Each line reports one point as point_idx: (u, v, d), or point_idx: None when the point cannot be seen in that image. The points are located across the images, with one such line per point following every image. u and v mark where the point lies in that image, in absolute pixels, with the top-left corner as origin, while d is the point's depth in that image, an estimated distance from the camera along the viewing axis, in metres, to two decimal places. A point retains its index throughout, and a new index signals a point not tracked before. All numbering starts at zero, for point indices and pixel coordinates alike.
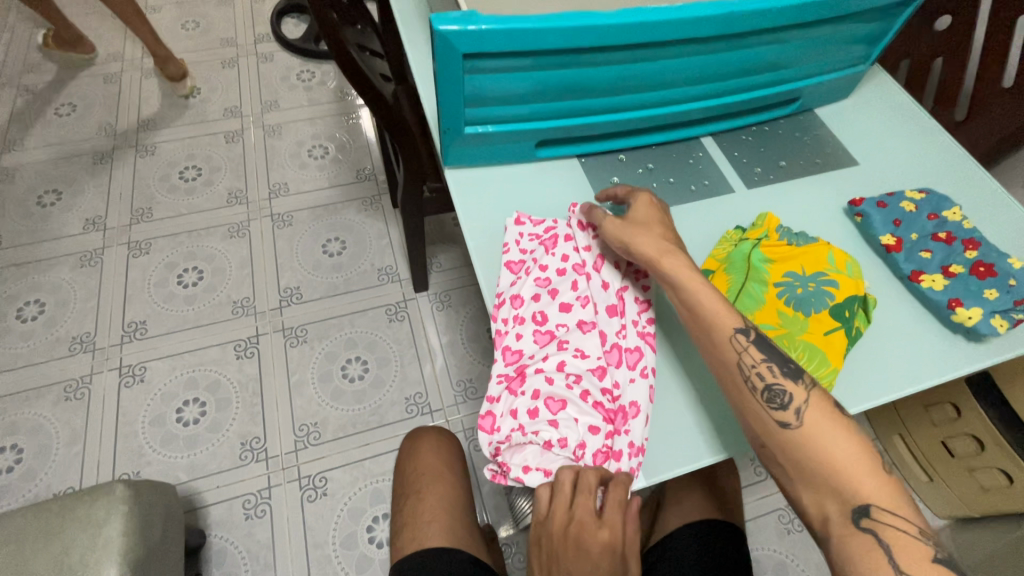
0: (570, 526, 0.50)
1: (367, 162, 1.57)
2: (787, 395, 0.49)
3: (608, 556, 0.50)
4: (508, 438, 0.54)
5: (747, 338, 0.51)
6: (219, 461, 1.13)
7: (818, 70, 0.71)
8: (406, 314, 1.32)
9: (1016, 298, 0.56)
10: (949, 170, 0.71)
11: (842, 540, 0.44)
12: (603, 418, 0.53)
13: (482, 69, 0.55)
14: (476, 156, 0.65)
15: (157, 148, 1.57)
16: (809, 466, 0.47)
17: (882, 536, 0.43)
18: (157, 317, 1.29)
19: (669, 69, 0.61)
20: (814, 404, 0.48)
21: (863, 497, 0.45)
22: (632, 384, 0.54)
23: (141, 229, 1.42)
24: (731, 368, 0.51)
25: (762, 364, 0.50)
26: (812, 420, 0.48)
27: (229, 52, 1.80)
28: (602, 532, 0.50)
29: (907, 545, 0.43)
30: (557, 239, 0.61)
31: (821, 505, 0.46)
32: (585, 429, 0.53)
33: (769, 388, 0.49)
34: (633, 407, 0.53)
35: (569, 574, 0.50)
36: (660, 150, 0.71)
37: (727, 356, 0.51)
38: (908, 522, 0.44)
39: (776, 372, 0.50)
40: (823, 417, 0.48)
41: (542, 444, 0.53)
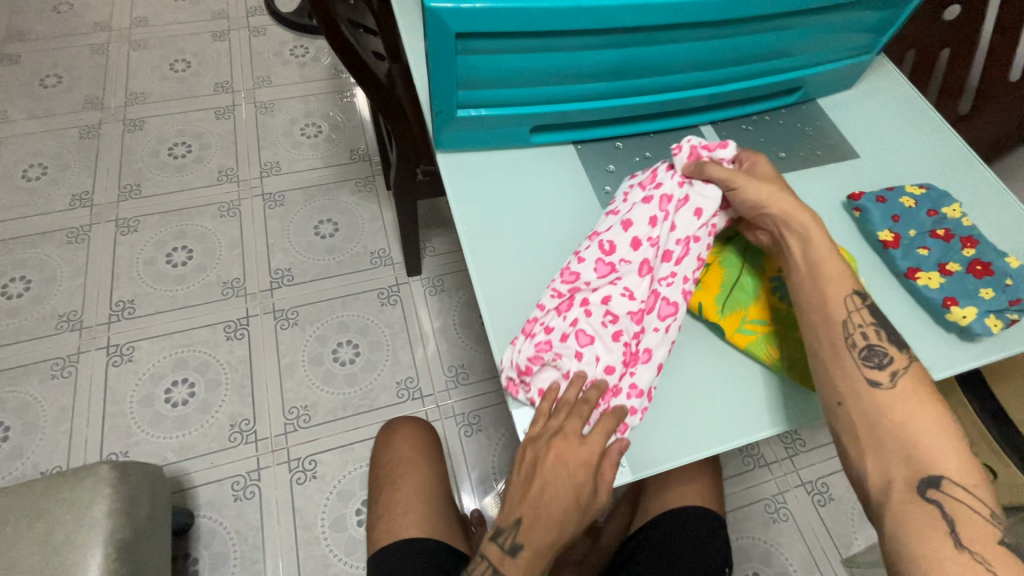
0: (552, 445, 0.50)
1: (361, 142, 1.54)
2: (887, 357, 0.51)
3: (581, 468, 0.49)
4: (530, 348, 0.52)
5: (862, 301, 0.52)
6: (208, 442, 1.13)
7: (823, 59, 0.69)
8: (399, 298, 1.31)
9: (1011, 298, 0.56)
10: (950, 166, 0.70)
11: (904, 510, 0.46)
12: (624, 360, 0.52)
13: (475, 50, 0.53)
14: (469, 140, 0.64)
15: (146, 123, 1.53)
16: (888, 433, 0.48)
17: (949, 509, 0.45)
18: (145, 296, 1.27)
19: (668, 54, 0.59)
20: (910, 374, 0.50)
21: (940, 469, 0.46)
22: (656, 337, 0.53)
23: (129, 206, 1.39)
24: (836, 326, 0.51)
25: (869, 326, 0.51)
26: (903, 387, 0.50)
27: (221, 25, 1.75)
28: (581, 451, 0.49)
29: (974, 524, 0.45)
30: (655, 176, 0.58)
31: (893, 474, 0.48)
32: (602, 366, 0.52)
33: (871, 347, 0.51)
34: (647, 353, 0.52)
35: (544, 499, 0.50)
36: (658, 139, 0.69)
37: (836, 311, 0.51)
38: (981, 503, 0.46)
39: (882, 336, 0.51)
40: (915, 388, 0.50)
41: (560, 370, 0.52)
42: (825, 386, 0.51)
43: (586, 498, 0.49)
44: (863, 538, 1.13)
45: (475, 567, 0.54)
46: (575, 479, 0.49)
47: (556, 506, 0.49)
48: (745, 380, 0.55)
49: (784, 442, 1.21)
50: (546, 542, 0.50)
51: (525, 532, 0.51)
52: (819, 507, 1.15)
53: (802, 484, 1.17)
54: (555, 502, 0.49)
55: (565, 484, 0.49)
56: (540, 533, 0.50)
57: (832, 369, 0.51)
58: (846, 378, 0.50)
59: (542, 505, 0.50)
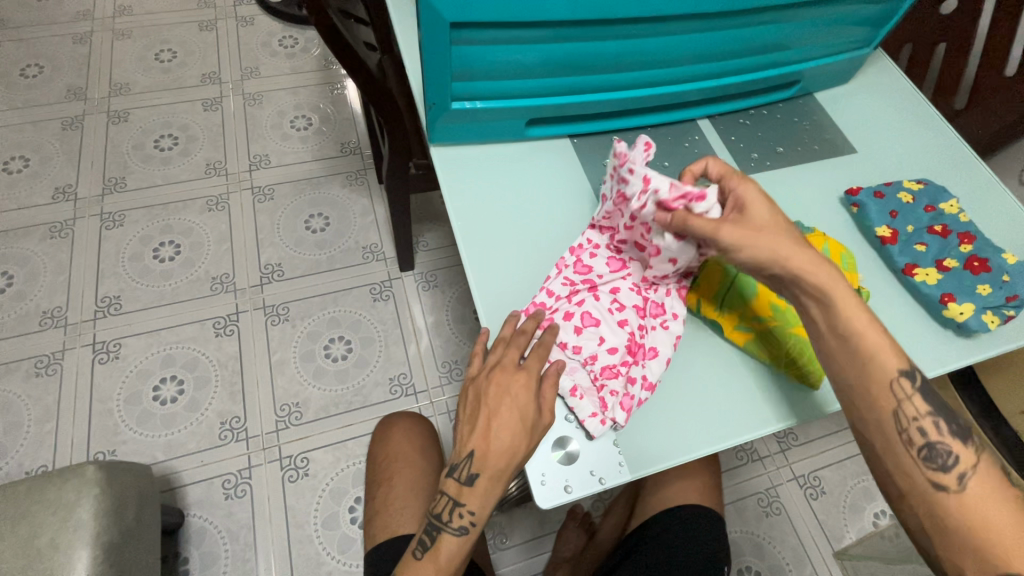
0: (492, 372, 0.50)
1: (352, 135, 1.52)
2: (950, 456, 0.47)
3: (523, 386, 0.49)
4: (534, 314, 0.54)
5: (913, 386, 0.49)
6: (198, 441, 1.11)
7: (821, 52, 0.68)
8: (391, 293, 1.30)
9: (1008, 294, 0.56)
10: (946, 161, 0.70)
11: None
12: (627, 348, 0.53)
13: (469, 39, 0.52)
14: (463, 133, 0.62)
15: (131, 114, 1.50)
16: (959, 533, 0.45)
17: None
18: (132, 292, 1.25)
19: (666, 46, 0.58)
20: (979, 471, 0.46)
21: None
22: (659, 333, 0.53)
23: (114, 199, 1.36)
24: (888, 417, 0.49)
25: (926, 418, 0.48)
26: (976, 488, 0.46)
27: (208, 14, 1.71)
28: (520, 373, 0.49)
29: None
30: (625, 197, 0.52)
31: None
32: (607, 347, 0.53)
33: (931, 446, 0.47)
34: (653, 349, 0.52)
35: (490, 422, 0.48)
36: (655, 133, 0.68)
37: (885, 401, 0.49)
38: None
39: (943, 429, 0.48)
40: (988, 487, 0.46)
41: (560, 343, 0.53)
42: (889, 480, 0.50)
43: (533, 417, 0.48)
44: (854, 531, 1.14)
45: (436, 505, 0.51)
46: (521, 399, 0.48)
47: (504, 429, 0.47)
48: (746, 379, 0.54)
49: (777, 436, 1.21)
50: (501, 468, 0.48)
51: (478, 459, 0.48)
52: (811, 500, 1.16)
53: (795, 478, 1.18)
54: (503, 425, 0.47)
55: (510, 406, 0.48)
56: (491, 458, 0.48)
57: (891, 463, 0.49)
58: (905, 472, 0.48)
59: (490, 429, 0.48)
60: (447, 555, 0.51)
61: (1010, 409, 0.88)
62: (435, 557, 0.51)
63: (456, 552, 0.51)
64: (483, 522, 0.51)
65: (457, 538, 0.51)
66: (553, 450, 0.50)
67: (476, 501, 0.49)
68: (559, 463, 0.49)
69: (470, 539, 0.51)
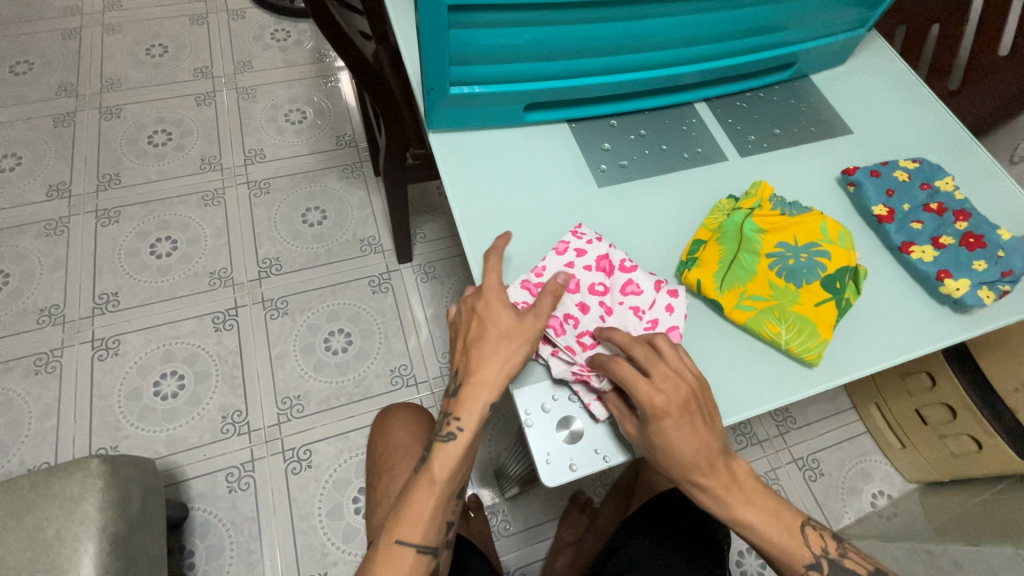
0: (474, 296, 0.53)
1: (347, 127, 1.51)
2: None
3: (503, 294, 0.51)
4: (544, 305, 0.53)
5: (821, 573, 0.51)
6: (200, 435, 1.11)
7: (815, 33, 0.68)
8: (390, 285, 1.30)
9: (1004, 269, 0.56)
10: (941, 140, 0.70)
11: None
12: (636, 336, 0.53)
13: (467, 23, 0.52)
14: (462, 119, 0.62)
15: (123, 110, 1.49)
16: None
17: None
18: (129, 288, 1.24)
19: (663, 27, 0.59)
20: None
21: None
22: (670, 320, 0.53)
23: (109, 196, 1.35)
24: None
25: None
26: None
27: (199, 8, 1.69)
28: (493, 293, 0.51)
29: None
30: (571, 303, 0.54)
31: None
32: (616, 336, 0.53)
33: None
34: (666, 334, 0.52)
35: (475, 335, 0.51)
36: (652, 116, 0.69)
37: None
38: None
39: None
40: None
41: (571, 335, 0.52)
42: None
43: (506, 326, 0.50)
44: (852, 511, 1.15)
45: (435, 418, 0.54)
46: (499, 310, 0.51)
47: (484, 335, 0.50)
48: (744, 359, 0.54)
49: (775, 420, 1.23)
50: (483, 370, 0.50)
51: (462, 367, 0.51)
52: (810, 482, 1.18)
53: (793, 461, 1.19)
54: (482, 332, 0.50)
55: (490, 314, 0.51)
56: (475, 362, 0.51)
57: None
58: None
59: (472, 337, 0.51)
60: (441, 467, 0.52)
61: (1005, 387, 0.93)
62: (432, 471, 0.52)
63: (451, 464, 0.52)
64: (471, 431, 0.51)
65: (451, 448, 0.52)
66: (558, 431, 0.50)
67: (464, 408, 0.51)
68: (564, 441, 0.50)
69: (465, 449, 0.52)
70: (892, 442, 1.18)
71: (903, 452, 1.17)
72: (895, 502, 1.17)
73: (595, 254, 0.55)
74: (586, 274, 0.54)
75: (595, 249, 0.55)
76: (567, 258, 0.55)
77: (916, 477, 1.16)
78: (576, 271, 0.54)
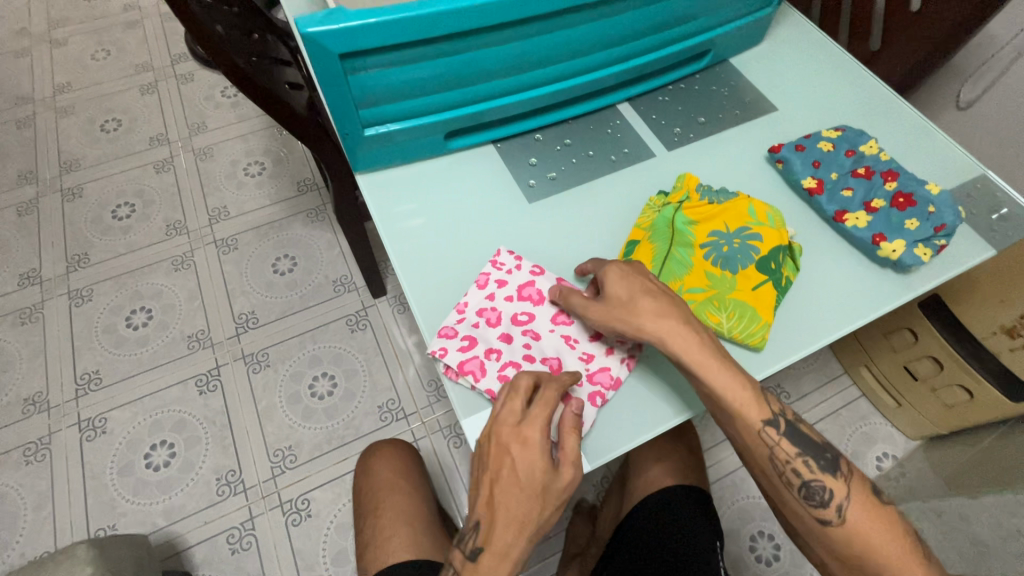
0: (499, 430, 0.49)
1: (306, 172, 1.52)
2: (827, 492, 0.49)
3: (541, 459, 0.48)
4: (462, 347, 0.53)
5: (779, 431, 0.51)
6: (196, 501, 1.11)
7: (725, 19, 0.69)
8: (368, 321, 1.30)
9: (936, 225, 0.56)
10: (866, 105, 0.71)
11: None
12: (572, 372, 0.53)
13: (365, 68, 0.52)
14: (384, 157, 0.63)
15: (84, 189, 1.50)
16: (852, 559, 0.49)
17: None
18: (109, 364, 1.24)
19: (566, 39, 0.59)
20: (857, 502, 0.49)
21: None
22: (602, 357, 0.54)
23: (80, 276, 1.36)
24: (766, 465, 0.51)
25: (797, 460, 0.50)
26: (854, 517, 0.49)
27: (147, 77, 1.72)
28: (527, 433, 0.48)
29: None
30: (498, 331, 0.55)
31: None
32: (547, 370, 0.53)
33: (807, 486, 0.50)
34: (601, 370, 0.53)
35: (502, 479, 0.48)
36: (577, 124, 0.69)
37: (760, 452, 0.51)
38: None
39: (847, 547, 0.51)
40: (868, 518, 0.49)
41: (499, 367, 0.52)
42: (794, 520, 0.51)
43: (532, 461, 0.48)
44: None
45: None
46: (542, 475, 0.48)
47: (512, 495, 0.48)
48: None
49: None
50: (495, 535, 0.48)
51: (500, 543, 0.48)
52: None
53: None
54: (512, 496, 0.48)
55: (520, 470, 0.48)
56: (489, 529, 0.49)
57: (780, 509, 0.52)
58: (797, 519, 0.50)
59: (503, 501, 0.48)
60: None
61: (983, 332, 0.94)
62: None
63: None
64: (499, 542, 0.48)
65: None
66: None
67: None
68: None
69: None
70: (889, 402, 1.17)
71: (900, 411, 1.16)
72: (901, 462, 1.16)
73: (518, 283, 0.56)
74: (508, 305, 0.56)
75: (519, 277, 0.57)
76: (489, 290, 0.56)
77: (917, 434, 1.16)
78: (497, 303, 0.56)
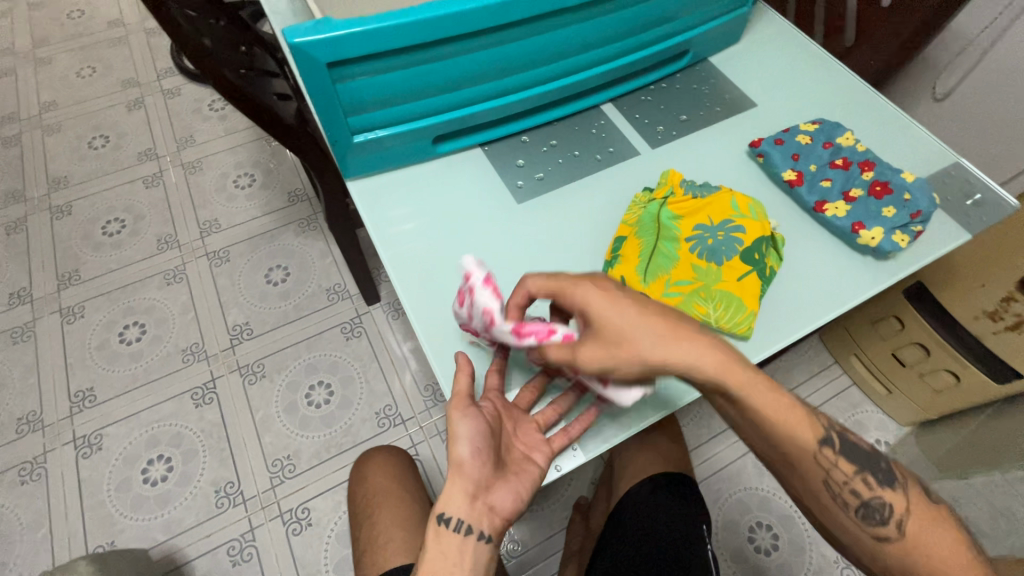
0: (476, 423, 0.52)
1: (296, 183, 1.53)
2: (886, 507, 0.50)
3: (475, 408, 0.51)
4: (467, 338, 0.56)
5: (833, 450, 0.51)
6: (195, 514, 1.10)
7: (702, 19, 0.71)
8: (363, 328, 1.31)
9: (912, 212, 0.58)
10: (843, 99, 0.73)
11: None
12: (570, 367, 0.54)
13: (352, 76, 0.53)
14: (373, 163, 0.64)
15: (73, 207, 1.50)
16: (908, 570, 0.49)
17: None
18: (104, 381, 1.24)
19: (547, 42, 0.60)
20: (914, 514, 0.50)
21: None
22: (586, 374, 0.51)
23: (71, 293, 1.36)
24: (821, 485, 0.51)
25: (854, 477, 0.51)
26: (913, 530, 0.49)
27: (134, 93, 1.72)
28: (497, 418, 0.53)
29: None
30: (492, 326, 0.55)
31: None
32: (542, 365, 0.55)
33: (867, 504, 0.50)
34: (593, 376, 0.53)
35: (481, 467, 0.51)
36: (562, 125, 0.70)
37: (817, 474, 0.51)
38: None
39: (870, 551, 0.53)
40: (923, 528, 0.49)
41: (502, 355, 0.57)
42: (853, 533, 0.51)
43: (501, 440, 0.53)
44: None
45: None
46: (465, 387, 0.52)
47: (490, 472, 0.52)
48: None
49: None
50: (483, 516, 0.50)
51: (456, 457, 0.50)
52: None
53: None
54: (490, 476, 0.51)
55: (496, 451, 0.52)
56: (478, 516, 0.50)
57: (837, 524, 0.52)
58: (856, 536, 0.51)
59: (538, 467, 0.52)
60: None
61: (966, 317, 0.95)
62: None
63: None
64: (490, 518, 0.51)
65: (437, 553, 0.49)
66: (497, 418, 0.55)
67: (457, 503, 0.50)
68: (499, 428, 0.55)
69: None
70: (879, 390, 1.19)
71: (890, 398, 1.18)
72: (894, 448, 1.18)
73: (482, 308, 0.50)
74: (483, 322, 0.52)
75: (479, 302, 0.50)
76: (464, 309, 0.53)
77: (908, 420, 1.18)
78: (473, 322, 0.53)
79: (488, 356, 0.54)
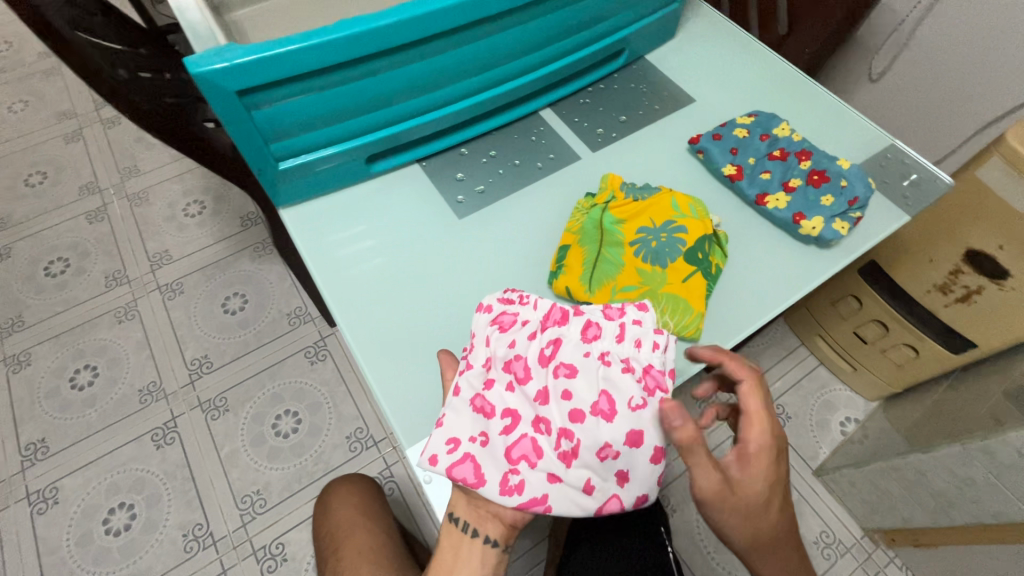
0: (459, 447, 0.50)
1: (249, 206, 1.49)
2: None
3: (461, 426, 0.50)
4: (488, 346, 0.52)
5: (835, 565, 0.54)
6: (164, 561, 1.06)
7: (634, 17, 0.70)
8: (328, 352, 1.28)
9: (849, 198, 0.59)
10: (779, 89, 0.73)
11: None
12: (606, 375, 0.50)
13: (268, 102, 0.51)
14: (305, 188, 0.61)
15: (12, 249, 1.42)
16: None
17: None
18: (56, 430, 1.18)
19: (474, 53, 0.59)
20: None
21: None
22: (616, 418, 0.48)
23: (16, 341, 1.29)
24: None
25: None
26: None
27: (71, 125, 1.65)
28: None
29: None
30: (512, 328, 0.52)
31: None
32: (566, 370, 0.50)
33: None
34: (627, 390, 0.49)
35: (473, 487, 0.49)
36: (501, 134, 0.69)
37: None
38: None
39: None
40: None
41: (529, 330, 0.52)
42: None
43: None
44: (827, 445, 1.18)
45: None
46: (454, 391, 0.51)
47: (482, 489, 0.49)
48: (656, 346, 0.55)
49: None
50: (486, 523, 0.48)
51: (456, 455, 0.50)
52: None
53: None
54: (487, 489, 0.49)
55: None
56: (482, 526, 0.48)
57: None
58: None
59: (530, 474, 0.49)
60: None
61: (918, 291, 0.97)
62: None
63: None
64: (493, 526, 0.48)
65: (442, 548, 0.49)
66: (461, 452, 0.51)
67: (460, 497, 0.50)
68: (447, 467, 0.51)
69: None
70: (845, 368, 1.21)
71: (856, 375, 1.20)
72: (863, 425, 1.20)
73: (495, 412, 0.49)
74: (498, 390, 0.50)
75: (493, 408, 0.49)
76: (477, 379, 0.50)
77: (874, 395, 1.20)
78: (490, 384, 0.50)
79: (482, 432, 0.48)
